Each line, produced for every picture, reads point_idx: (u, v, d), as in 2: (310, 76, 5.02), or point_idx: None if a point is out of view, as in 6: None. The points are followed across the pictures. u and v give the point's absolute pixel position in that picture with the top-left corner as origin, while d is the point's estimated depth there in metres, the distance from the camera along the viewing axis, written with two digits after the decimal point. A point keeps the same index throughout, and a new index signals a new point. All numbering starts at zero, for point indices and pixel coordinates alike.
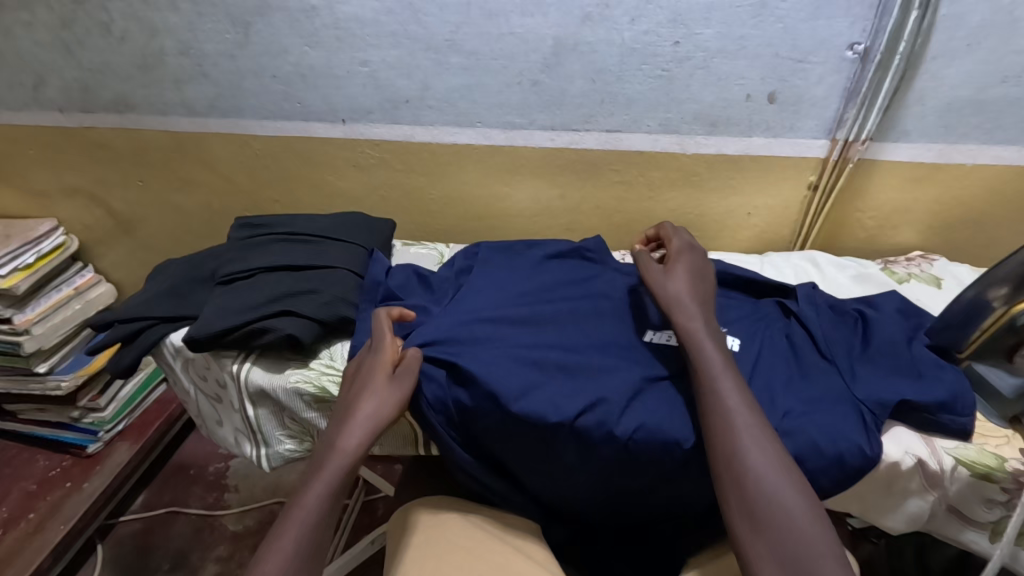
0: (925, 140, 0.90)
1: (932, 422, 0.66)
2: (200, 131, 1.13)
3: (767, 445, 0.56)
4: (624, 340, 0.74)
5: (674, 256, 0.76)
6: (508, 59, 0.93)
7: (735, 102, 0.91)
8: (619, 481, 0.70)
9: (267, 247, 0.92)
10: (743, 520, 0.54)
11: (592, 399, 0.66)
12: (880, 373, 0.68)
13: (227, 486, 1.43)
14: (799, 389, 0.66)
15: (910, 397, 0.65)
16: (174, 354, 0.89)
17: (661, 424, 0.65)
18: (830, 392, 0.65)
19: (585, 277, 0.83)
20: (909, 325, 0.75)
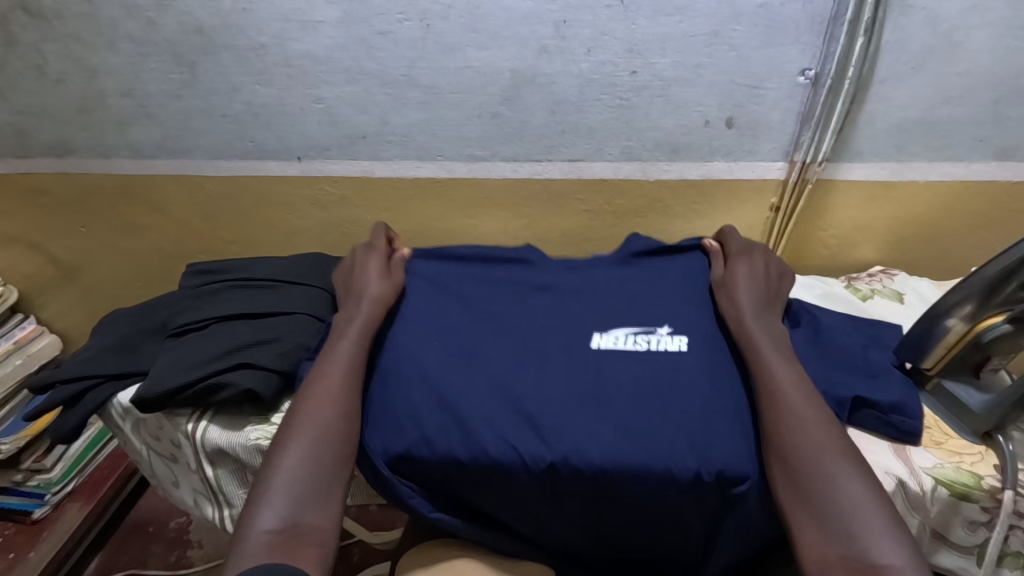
0: (878, 160, 0.92)
1: (886, 425, 0.67)
2: (147, 174, 1.07)
3: (822, 435, 0.59)
4: (577, 353, 0.71)
5: (743, 262, 0.77)
6: (467, 92, 0.92)
7: (695, 128, 0.92)
8: (613, 518, 0.70)
9: (223, 295, 0.87)
10: (797, 508, 0.56)
11: (541, 435, 0.65)
12: (843, 376, 0.69)
13: (190, 542, 1.33)
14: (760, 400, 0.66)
15: (864, 394, 0.67)
16: (123, 415, 0.83)
17: (623, 447, 0.64)
18: (798, 389, 0.62)
19: (536, 287, 0.80)
20: (870, 332, 0.76)
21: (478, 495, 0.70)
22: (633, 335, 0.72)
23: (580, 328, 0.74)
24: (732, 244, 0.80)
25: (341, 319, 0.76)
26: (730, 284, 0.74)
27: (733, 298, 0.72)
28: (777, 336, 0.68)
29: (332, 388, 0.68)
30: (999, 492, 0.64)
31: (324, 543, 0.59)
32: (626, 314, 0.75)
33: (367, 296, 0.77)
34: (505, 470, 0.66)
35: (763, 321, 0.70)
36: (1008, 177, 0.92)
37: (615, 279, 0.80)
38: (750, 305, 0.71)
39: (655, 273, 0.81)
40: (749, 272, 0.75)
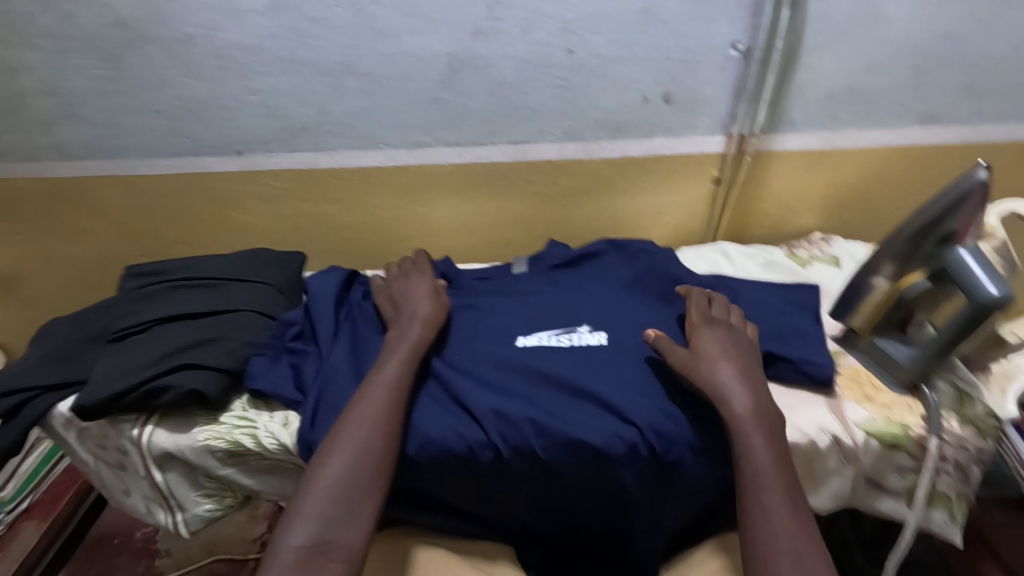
0: (811, 130, 0.95)
1: (807, 378, 0.71)
2: (80, 175, 1.04)
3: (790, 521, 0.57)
4: (508, 353, 0.74)
5: (706, 334, 0.70)
6: (406, 78, 0.91)
7: (634, 106, 0.93)
8: (569, 498, 0.72)
9: (164, 296, 0.85)
10: None
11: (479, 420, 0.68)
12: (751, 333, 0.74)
13: (158, 551, 1.31)
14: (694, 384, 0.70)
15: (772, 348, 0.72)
16: (66, 425, 0.81)
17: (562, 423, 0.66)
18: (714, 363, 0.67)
19: (513, 290, 0.85)
20: (789, 293, 0.79)
21: (427, 485, 0.71)
22: (554, 334, 0.76)
23: (507, 331, 0.77)
24: (695, 312, 0.73)
25: (392, 337, 0.74)
26: (704, 359, 0.67)
27: (716, 371, 0.66)
28: (766, 413, 0.63)
29: (374, 405, 0.66)
30: (925, 439, 0.68)
31: (351, 560, 0.57)
32: (547, 317, 0.78)
33: (418, 320, 0.75)
34: (454, 458, 0.67)
35: (761, 403, 0.64)
36: (933, 141, 0.95)
37: (535, 288, 0.84)
38: (733, 382, 0.65)
39: (576, 279, 0.85)
40: (716, 338, 0.70)
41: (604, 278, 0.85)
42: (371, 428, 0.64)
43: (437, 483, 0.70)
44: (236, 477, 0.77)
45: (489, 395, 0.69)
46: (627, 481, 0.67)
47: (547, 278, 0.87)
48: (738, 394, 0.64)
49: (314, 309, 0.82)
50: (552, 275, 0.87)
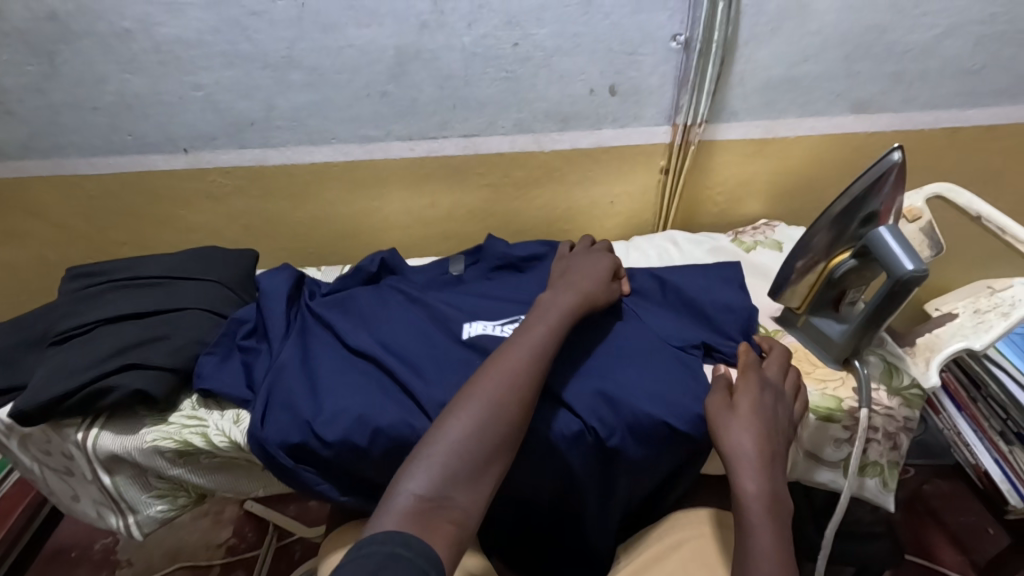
0: (752, 119, 0.98)
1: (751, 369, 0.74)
2: (16, 176, 1.00)
3: None
4: (454, 346, 0.75)
5: (754, 397, 0.64)
6: (352, 72, 0.91)
7: (581, 97, 0.94)
8: (530, 488, 0.74)
9: (105, 297, 0.83)
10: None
11: (429, 411, 0.68)
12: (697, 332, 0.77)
13: (118, 561, 1.29)
14: (651, 371, 0.71)
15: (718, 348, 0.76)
16: (7, 431, 0.78)
17: None
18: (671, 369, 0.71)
19: (472, 292, 0.84)
20: (720, 273, 0.83)
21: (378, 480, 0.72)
22: (504, 324, 0.77)
23: (452, 324, 0.77)
24: (753, 375, 0.67)
25: (549, 297, 0.73)
26: (740, 424, 0.62)
27: (742, 444, 0.61)
28: (779, 498, 0.59)
29: (512, 368, 0.63)
30: (857, 410, 0.71)
31: (461, 526, 0.54)
32: (493, 309, 0.80)
33: (577, 289, 0.74)
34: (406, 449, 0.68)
35: (778, 488, 0.59)
36: (867, 128, 1.00)
37: (475, 289, 0.85)
38: (758, 458, 0.60)
39: (514, 282, 0.85)
40: (761, 408, 0.64)
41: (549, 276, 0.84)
42: (505, 389, 0.61)
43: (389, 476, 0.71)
44: (187, 476, 0.77)
45: (431, 385, 0.70)
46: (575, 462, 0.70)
47: (486, 281, 0.87)
48: (756, 473, 0.59)
49: (269, 308, 0.81)
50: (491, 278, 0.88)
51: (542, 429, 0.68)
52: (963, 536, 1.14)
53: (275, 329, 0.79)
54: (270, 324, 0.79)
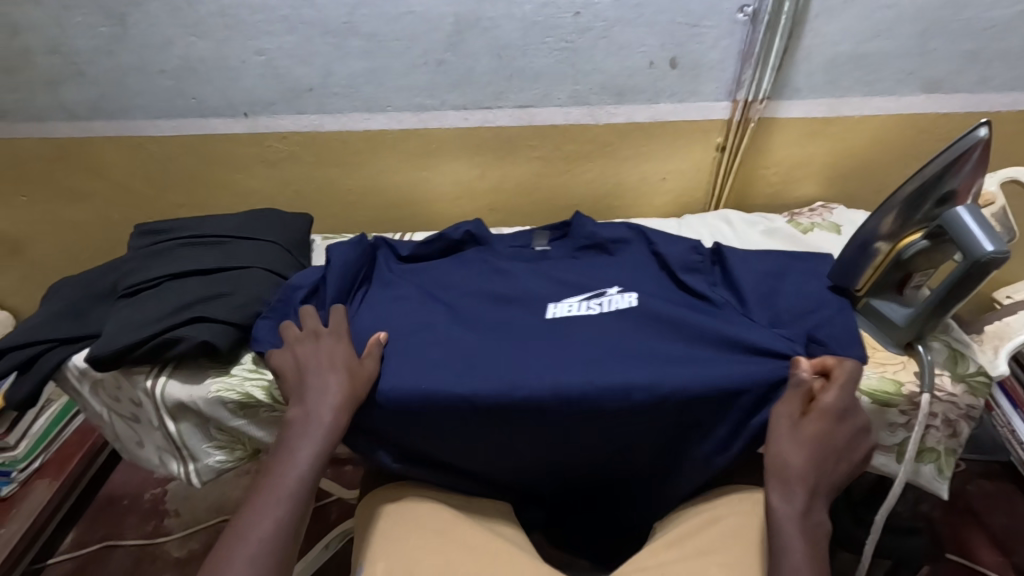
0: (815, 97, 0.95)
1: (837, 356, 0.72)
2: (84, 137, 1.04)
3: None
4: (534, 321, 0.78)
5: (818, 419, 0.64)
6: (411, 39, 0.91)
7: (639, 70, 0.93)
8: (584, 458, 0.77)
9: (171, 254, 0.86)
10: None
11: (492, 377, 0.70)
12: (788, 312, 0.75)
13: (166, 511, 1.39)
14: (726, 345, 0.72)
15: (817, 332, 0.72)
16: (79, 377, 0.82)
17: (582, 383, 0.69)
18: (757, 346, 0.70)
19: (550, 267, 0.86)
20: (810, 264, 0.81)
21: (431, 442, 0.75)
22: (582, 301, 0.79)
23: (540, 300, 0.80)
24: (828, 400, 0.65)
25: (299, 415, 0.68)
26: (789, 442, 0.63)
27: (789, 461, 0.62)
28: (813, 521, 0.60)
29: (280, 513, 0.62)
30: (917, 395, 0.70)
31: None
32: (573, 285, 0.82)
33: (312, 428, 0.67)
34: (461, 411, 0.71)
35: (814, 513, 0.60)
36: (938, 109, 0.95)
37: (560, 266, 0.86)
38: (798, 480, 0.61)
39: (600, 263, 0.86)
40: (825, 433, 0.63)
41: (638, 264, 0.84)
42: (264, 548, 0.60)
43: (452, 442, 0.75)
44: (245, 429, 0.80)
45: (505, 354, 0.73)
46: (630, 434, 0.72)
47: (572, 259, 0.87)
48: (793, 496, 0.60)
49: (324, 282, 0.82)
50: (575, 257, 0.88)
51: (614, 399, 0.69)
52: (1006, 538, 1.11)
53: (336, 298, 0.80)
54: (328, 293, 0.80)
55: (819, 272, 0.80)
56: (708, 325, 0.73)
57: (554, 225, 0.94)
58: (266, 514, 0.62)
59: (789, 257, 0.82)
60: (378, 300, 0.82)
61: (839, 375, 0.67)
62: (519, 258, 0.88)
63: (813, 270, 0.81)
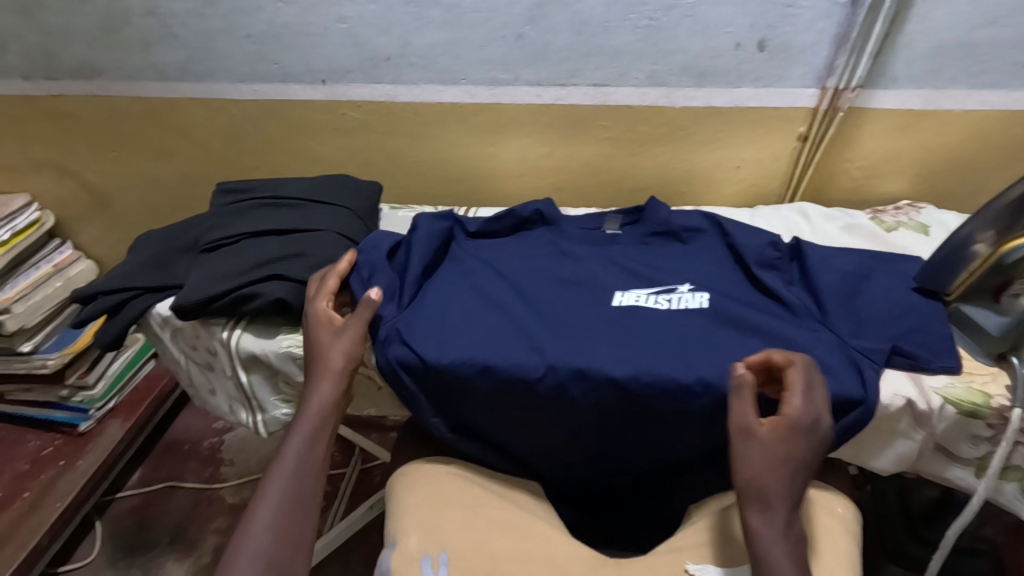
0: (913, 87, 0.90)
1: (920, 365, 0.70)
2: (172, 97, 1.09)
3: None
4: (600, 306, 0.78)
5: (793, 434, 0.60)
6: (491, 12, 0.90)
7: (724, 51, 0.89)
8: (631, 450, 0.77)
9: (251, 214, 0.90)
10: None
11: (557, 358, 0.71)
12: (866, 322, 0.73)
13: (223, 460, 1.47)
14: (799, 348, 0.71)
15: (901, 343, 0.71)
16: (162, 324, 0.87)
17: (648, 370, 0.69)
18: (831, 353, 0.70)
19: (619, 255, 0.85)
20: (895, 267, 0.79)
21: (486, 415, 0.76)
22: (652, 294, 0.78)
23: (608, 287, 0.80)
24: (796, 411, 0.60)
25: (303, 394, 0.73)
26: (769, 466, 0.59)
27: (764, 482, 0.59)
28: (791, 535, 0.58)
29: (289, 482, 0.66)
30: (1007, 410, 0.67)
31: None
32: (643, 278, 0.81)
33: (312, 406, 0.71)
34: (521, 384, 0.72)
35: (795, 526, 0.59)
36: None
37: (630, 253, 0.86)
38: (778, 501, 0.58)
39: (672, 253, 0.85)
40: (796, 443, 0.60)
41: (714, 259, 0.83)
42: (278, 515, 0.64)
43: (505, 419, 0.76)
44: None
45: (568, 337, 0.74)
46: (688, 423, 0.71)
47: (642, 245, 0.87)
48: (776, 518, 0.58)
49: (410, 250, 0.83)
50: (646, 246, 0.87)
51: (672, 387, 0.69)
52: None
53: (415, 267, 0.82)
54: (412, 258, 0.82)
55: (906, 273, 0.77)
56: (786, 336, 0.72)
57: (628, 210, 0.93)
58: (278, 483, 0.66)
59: (874, 258, 0.80)
60: (449, 272, 0.83)
61: (795, 381, 0.62)
62: (588, 243, 0.88)
63: (897, 271, 0.78)
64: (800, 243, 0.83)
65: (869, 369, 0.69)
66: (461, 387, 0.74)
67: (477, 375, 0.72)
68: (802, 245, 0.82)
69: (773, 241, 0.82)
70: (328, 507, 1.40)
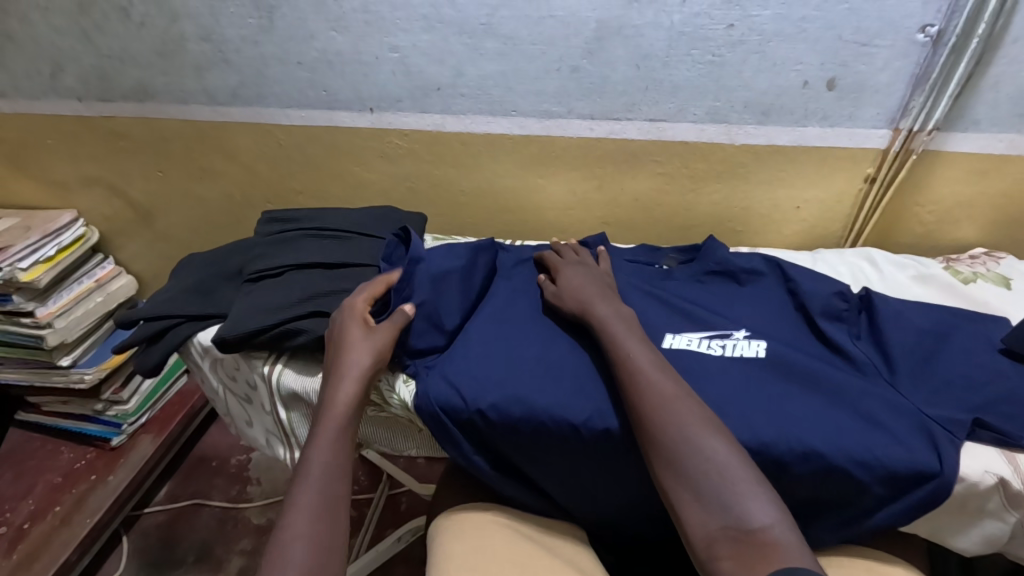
0: (995, 131, 0.85)
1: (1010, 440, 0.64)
2: (221, 121, 1.09)
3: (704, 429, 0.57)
4: None
5: (570, 278, 0.77)
6: (548, 44, 0.88)
7: (791, 89, 0.85)
8: None
9: (295, 243, 0.88)
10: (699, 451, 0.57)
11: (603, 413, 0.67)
12: (943, 391, 0.67)
13: (250, 478, 1.46)
14: (868, 411, 0.66)
15: (986, 417, 0.65)
16: (202, 353, 0.86)
17: None
18: (903, 422, 0.65)
19: (668, 294, 0.81)
20: (975, 329, 0.73)
21: (529, 462, 0.73)
22: (704, 339, 0.73)
23: (655, 330, 0.75)
24: (564, 271, 0.79)
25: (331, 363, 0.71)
26: (581, 297, 0.73)
27: (606, 331, 0.67)
28: (632, 335, 0.66)
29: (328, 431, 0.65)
30: None
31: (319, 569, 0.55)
32: (695, 319, 0.76)
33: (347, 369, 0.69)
34: (567, 434, 0.68)
35: (667, 372, 0.62)
36: None
37: (682, 292, 0.81)
38: (604, 317, 0.69)
39: (728, 294, 0.80)
40: (587, 283, 0.76)
41: (773, 305, 0.78)
42: (311, 525, 0.58)
43: (548, 467, 0.73)
44: None
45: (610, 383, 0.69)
46: None
47: (696, 284, 0.82)
48: (626, 340, 0.66)
49: (445, 284, 0.79)
50: (700, 284, 0.82)
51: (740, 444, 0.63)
52: None
53: (450, 302, 0.78)
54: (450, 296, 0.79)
55: (990, 337, 0.72)
56: (855, 398, 0.67)
57: (684, 248, 0.90)
58: (308, 491, 0.60)
59: (952, 316, 0.74)
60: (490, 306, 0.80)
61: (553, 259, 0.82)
62: (640, 279, 0.84)
63: (981, 332, 0.72)
64: (870, 293, 0.77)
65: (946, 441, 0.63)
66: (501, 429, 0.69)
67: (521, 420, 0.68)
68: (873, 296, 0.76)
69: (840, 291, 0.77)
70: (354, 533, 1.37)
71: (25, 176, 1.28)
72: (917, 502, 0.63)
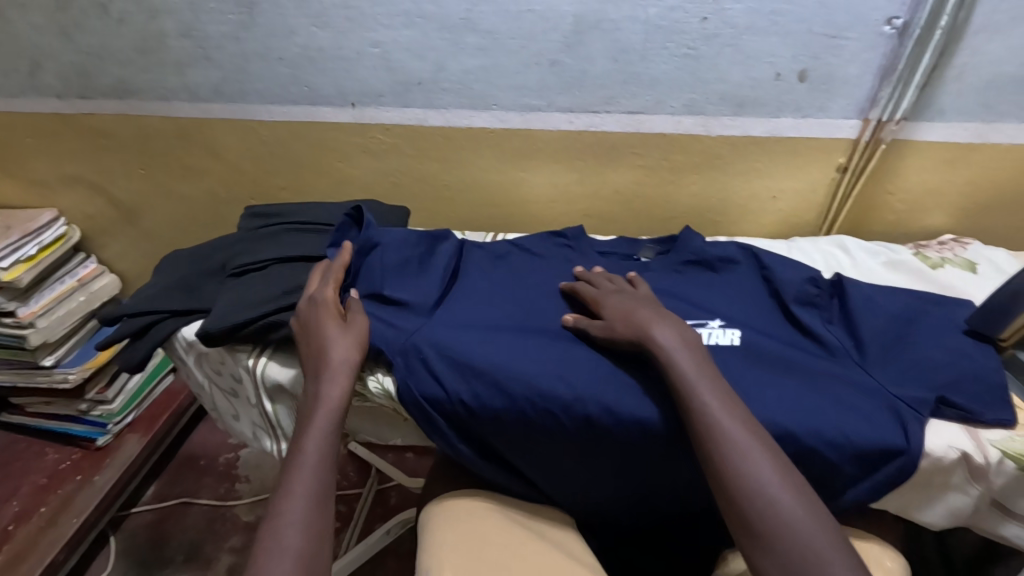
0: (961, 121, 0.88)
1: (972, 416, 0.67)
2: (203, 117, 1.09)
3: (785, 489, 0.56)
4: None
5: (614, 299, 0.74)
6: (527, 38, 0.89)
7: (764, 81, 0.87)
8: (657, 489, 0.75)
9: (277, 239, 0.89)
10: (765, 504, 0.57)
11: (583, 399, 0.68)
12: (909, 371, 0.70)
13: (238, 476, 1.46)
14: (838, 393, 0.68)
15: (949, 395, 0.68)
16: (186, 348, 0.86)
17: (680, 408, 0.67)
18: (872, 402, 0.67)
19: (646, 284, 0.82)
20: (941, 311, 0.75)
21: (513, 450, 0.74)
22: None
23: None
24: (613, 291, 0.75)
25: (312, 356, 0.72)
26: (628, 316, 0.70)
27: (673, 364, 0.64)
28: (704, 373, 0.64)
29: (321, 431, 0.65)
30: None
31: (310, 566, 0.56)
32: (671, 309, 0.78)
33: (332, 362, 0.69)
34: (549, 421, 0.69)
35: (747, 420, 0.60)
36: None
37: (659, 281, 0.83)
38: (660, 344, 0.66)
39: (704, 283, 0.82)
40: (640, 305, 0.72)
41: (747, 292, 0.80)
42: (305, 514, 0.59)
43: (532, 454, 0.74)
44: None
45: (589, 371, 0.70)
46: None
47: (673, 274, 0.84)
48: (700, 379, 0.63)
49: (428, 268, 0.83)
50: (677, 274, 0.84)
51: None
52: None
53: (431, 287, 0.79)
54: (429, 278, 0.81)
55: (955, 319, 0.74)
56: (826, 380, 0.69)
57: (662, 239, 0.92)
58: (302, 480, 0.61)
59: (920, 300, 0.77)
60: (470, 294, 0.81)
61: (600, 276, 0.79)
62: (619, 270, 0.86)
63: (947, 315, 0.75)
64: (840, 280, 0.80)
65: (912, 419, 0.66)
66: (485, 417, 0.71)
67: (504, 409, 0.70)
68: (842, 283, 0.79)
69: (811, 279, 0.80)
70: (344, 528, 1.38)
71: (5, 176, 1.27)
72: (886, 478, 0.65)
